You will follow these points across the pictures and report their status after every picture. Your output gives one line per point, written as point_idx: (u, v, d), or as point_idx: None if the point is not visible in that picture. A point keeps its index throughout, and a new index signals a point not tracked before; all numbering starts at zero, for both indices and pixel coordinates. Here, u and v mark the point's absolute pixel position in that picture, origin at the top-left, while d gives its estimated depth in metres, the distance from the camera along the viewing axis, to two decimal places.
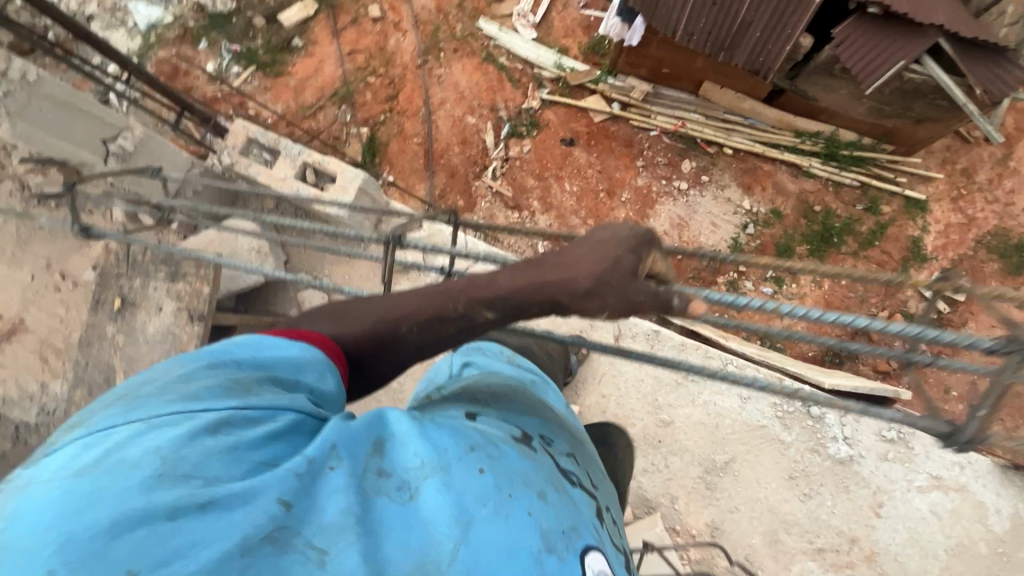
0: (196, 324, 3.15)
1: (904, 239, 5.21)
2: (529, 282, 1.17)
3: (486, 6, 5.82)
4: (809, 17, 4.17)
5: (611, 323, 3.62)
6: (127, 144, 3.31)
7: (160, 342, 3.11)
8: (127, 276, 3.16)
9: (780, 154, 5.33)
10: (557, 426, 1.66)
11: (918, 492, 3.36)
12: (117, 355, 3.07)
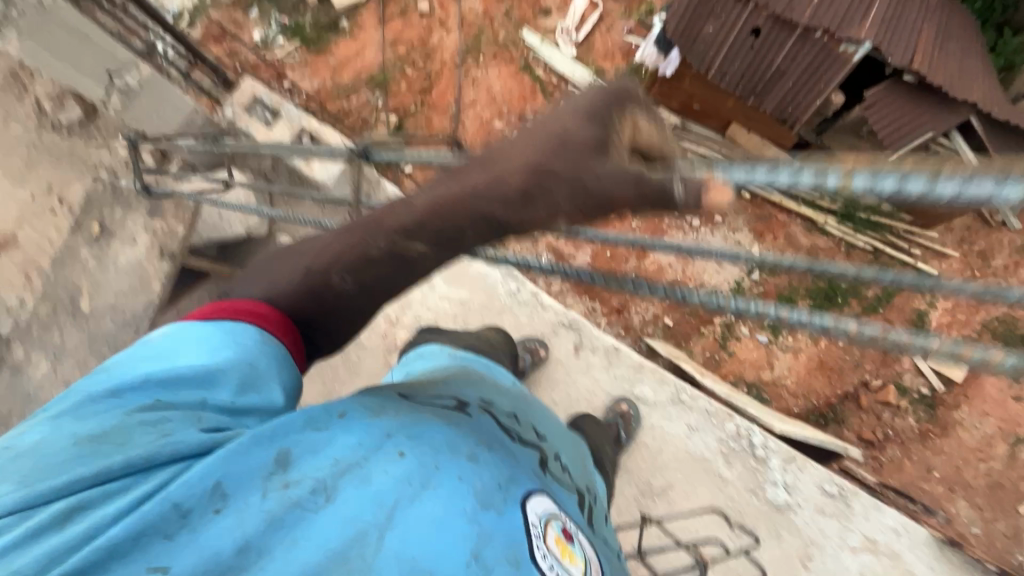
0: (164, 262, 3.33)
1: (909, 310, 5.16)
2: (461, 193, 1.29)
3: (532, 16, 5.94)
4: (842, 75, 4.26)
5: (574, 333, 3.64)
6: (133, 82, 3.33)
7: (128, 274, 3.30)
8: (109, 208, 3.36)
9: (797, 207, 5.28)
10: (498, 394, 1.82)
11: (849, 552, 3.30)
12: (87, 279, 3.27)
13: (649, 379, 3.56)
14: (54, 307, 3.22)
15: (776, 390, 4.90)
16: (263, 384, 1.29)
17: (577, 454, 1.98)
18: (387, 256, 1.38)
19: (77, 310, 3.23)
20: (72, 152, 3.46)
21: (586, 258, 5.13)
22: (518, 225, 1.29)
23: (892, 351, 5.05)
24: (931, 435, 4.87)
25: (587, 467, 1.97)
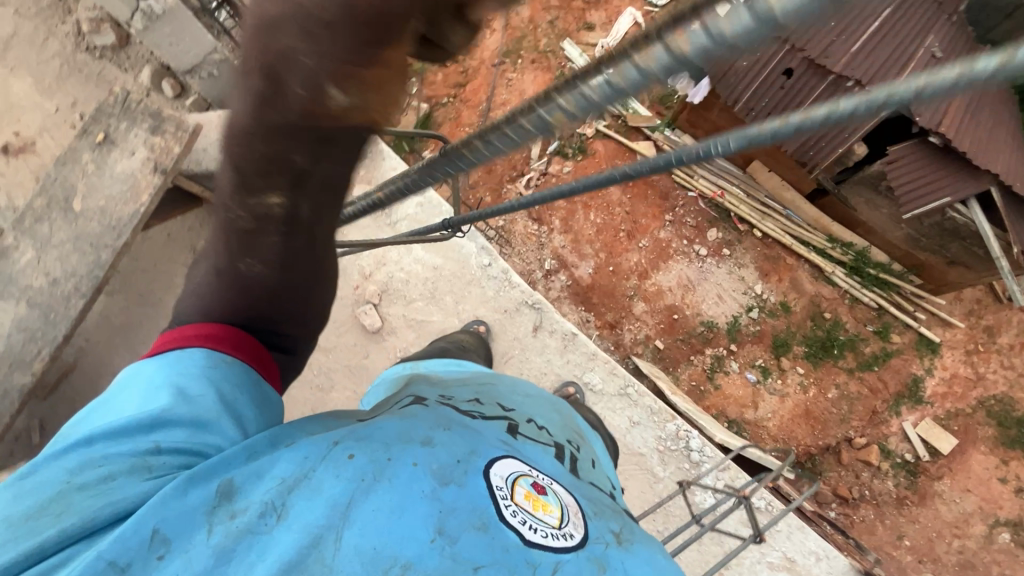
0: (158, 177, 2.67)
1: (905, 374, 5.08)
2: (257, 113, 0.87)
3: (576, 29, 6.04)
4: (867, 127, 4.29)
5: (533, 312, 3.42)
6: (157, 8, 3.08)
7: (121, 182, 2.68)
8: (117, 118, 2.71)
9: (807, 252, 5.29)
10: (455, 385, 1.84)
11: (767, 566, 3.50)
12: (83, 181, 2.69)
13: (601, 368, 3.42)
14: (47, 202, 2.68)
15: (756, 430, 4.86)
16: (215, 421, 1.24)
17: (561, 415, 1.98)
18: (256, 229, 1.19)
19: (70, 209, 2.67)
20: (100, 74, 3.34)
21: (589, 269, 5.18)
22: (335, 124, 0.85)
23: (881, 412, 4.98)
24: (908, 501, 4.82)
25: (570, 422, 1.99)
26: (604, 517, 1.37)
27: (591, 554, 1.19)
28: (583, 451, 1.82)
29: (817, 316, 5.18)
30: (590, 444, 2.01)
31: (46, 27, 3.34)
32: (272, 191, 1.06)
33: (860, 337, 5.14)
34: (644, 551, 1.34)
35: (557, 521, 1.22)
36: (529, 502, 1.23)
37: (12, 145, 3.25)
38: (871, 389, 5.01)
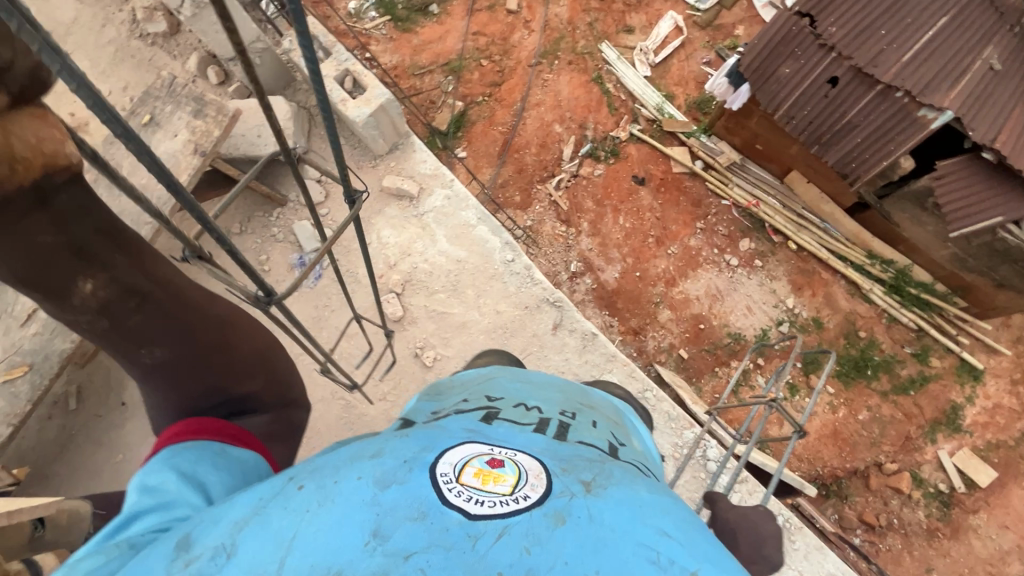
0: (196, 159, 2.74)
1: (943, 400, 4.86)
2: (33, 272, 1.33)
3: (615, 32, 6.02)
4: (916, 140, 4.09)
5: (554, 310, 3.25)
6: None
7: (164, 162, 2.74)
8: (163, 102, 2.82)
9: (843, 267, 5.13)
10: (454, 391, 1.83)
11: None
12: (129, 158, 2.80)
13: (622, 370, 3.19)
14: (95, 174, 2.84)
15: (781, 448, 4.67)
16: (181, 497, 1.13)
17: (563, 391, 1.88)
18: (118, 322, 1.46)
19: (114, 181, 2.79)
20: (150, 60, 3.47)
21: (615, 273, 5.13)
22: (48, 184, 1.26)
23: (915, 438, 4.76)
24: (939, 534, 4.58)
25: (577, 400, 1.84)
26: (584, 471, 1.10)
27: (555, 511, 0.92)
28: (586, 417, 1.69)
29: (852, 334, 5.00)
30: (605, 409, 1.91)
31: (104, 15, 3.52)
32: (85, 277, 1.38)
33: (896, 359, 4.93)
34: (636, 497, 1.06)
35: (512, 485, 0.95)
36: (475, 475, 0.96)
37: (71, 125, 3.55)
38: (906, 414, 4.79)
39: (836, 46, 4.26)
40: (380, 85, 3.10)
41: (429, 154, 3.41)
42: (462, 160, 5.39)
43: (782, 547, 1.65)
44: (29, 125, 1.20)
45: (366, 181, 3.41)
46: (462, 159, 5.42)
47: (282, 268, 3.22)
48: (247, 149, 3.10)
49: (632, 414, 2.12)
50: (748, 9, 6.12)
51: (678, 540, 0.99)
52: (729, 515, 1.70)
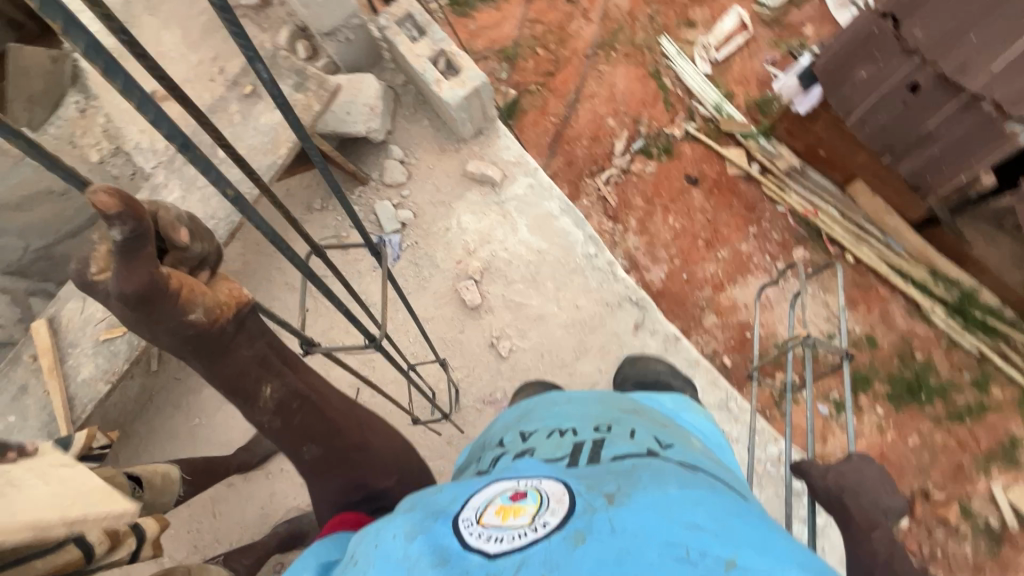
0: (296, 131, 2.89)
1: (1001, 432, 4.59)
2: (224, 383, 1.64)
3: (675, 26, 5.84)
4: (999, 157, 3.91)
5: (635, 310, 3.28)
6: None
7: (266, 134, 2.94)
8: (265, 72, 2.94)
9: (904, 284, 4.89)
10: (494, 437, 1.85)
11: None
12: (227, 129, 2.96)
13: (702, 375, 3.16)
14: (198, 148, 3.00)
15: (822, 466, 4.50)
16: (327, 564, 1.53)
17: (600, 402, 1.83)
18: (283, 420, 1.80)
19: (218, 155, 3.00)
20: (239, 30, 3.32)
21: (661, 273, 5.02)
22: (241, 324, 1.59)
23: (967, 468, 4.54)
24: (986, 570, 4.37)
25: (616, 407, 1.80)
26: (607, 485, 1.23)
27: (576, 531, 1.08)
28: (625, 424, 1.66)
29: (907, 355, 4.77)
30: (651, 415, 1.85)
31: None
32: (265, 383, 1.71)
33: (953, 384, 4.70)
34: (658, 500, 1.18)
35: (532, 516, 1.14)
36: (500, 515, 1.16)
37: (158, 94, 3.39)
38: (959, 442, 4.58)
39: (921, 51, 3.90)
40: (476, 67, 3.06)
41: (514, 142, 3.34)
42: None
43: (898, 489, 1.93)
44: (228, 286, 1.56)
45: (450, 165, 3.46)
46: None
47: (358, 248, 3.36)
48: (337, 123, 3.21)
49: (688, 415, 2.06)
50: (819, 8, 5.85)
51: (706, 533, 1.10)
52: (830, 481, 1.98)
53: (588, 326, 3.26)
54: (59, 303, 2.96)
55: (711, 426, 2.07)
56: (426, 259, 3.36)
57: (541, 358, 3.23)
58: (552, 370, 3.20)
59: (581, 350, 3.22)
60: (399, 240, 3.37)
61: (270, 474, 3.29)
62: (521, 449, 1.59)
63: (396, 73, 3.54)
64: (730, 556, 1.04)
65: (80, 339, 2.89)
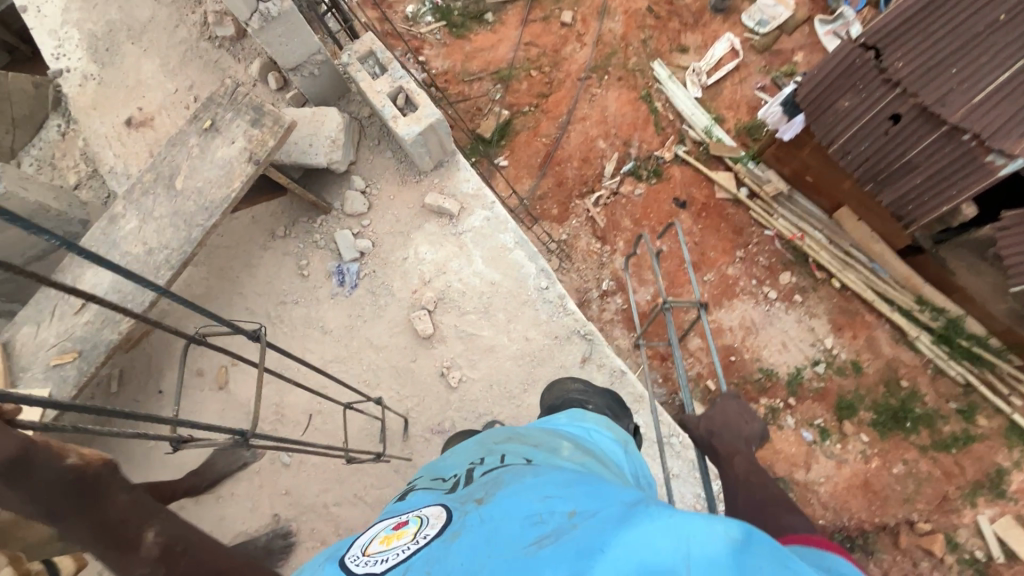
0: (249, 166, 2.78)
1: (987, 462, 4.54)
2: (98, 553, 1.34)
3: (668, 51, 5.94)
4: (981, 188, 3.89)
5: (582, 343, 3.18)
6: (275, 12, 2.92)
7: (219, 167, 2.80)
8: (224, 108, 2.86)
9: (890, 311, 4.92)
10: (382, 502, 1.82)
11: None
12: (187, 163, 2.83)
13: (648, 413, 3.11)
14: (155, 177, 2.84)
15: (805, 493, 4.47)
16: None
17: (477, 439, 1.84)
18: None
19: (173, 186, 2.82)
20: (217, 61, 3.62)
21: (647, 295, 5.06)
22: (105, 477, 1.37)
23: (953, 499, 4.48)
24: None
25: (491, 436, 1.78)
26: (477, 492, 1.33)
27: (451, 531, 1.16)
28: (495, 448, 1.66)
29: (893, 382, 4.77)
30: (530, 437, 1.73)
31: (178, 15, 3.69)
32: (148, 528, 1.41)
33: (939, 413, 4.68)
34: (520, 487, 1.28)
35: (414, 534, 1.23)
36: (385, 542, 1.25)
37: (136, 119, 3.52)
38: (945, 473, 4.53)
39: (902, 82, 4.06)
40: (431, 104, 3.11)
41: (473, 173, 3.38)
42: (502, 169, 5.43)
43: (755, 417, 2.47)
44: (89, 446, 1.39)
45: (409, 197, 3.42)
46: (502, 168, 5.46)
47: (319, 275, 3.31)
48: (298, 155, 3.17)
49: (582, 422, 1.92)
50: (810, 35, 5.95)
51: (558, 496, 1.20)
52: (700, 430, 2.44)
53: (540, 357, 3.14)
54: (12, 327, 2.71)
55: (608, 431, 1.92)
56: (382, 288, 3.29)
57: (490, 389, 3.10)
58: (499, 403, 3.07)
59: (530, 383, 3.10)
60: (356, 268, 3.31)
61: (219, 499, 2.99)
62: (405, 493, 1.65)
63: (362, 105, 3.51)
64: (574, 507, 1.15)
65: (32, 364, 2.63)
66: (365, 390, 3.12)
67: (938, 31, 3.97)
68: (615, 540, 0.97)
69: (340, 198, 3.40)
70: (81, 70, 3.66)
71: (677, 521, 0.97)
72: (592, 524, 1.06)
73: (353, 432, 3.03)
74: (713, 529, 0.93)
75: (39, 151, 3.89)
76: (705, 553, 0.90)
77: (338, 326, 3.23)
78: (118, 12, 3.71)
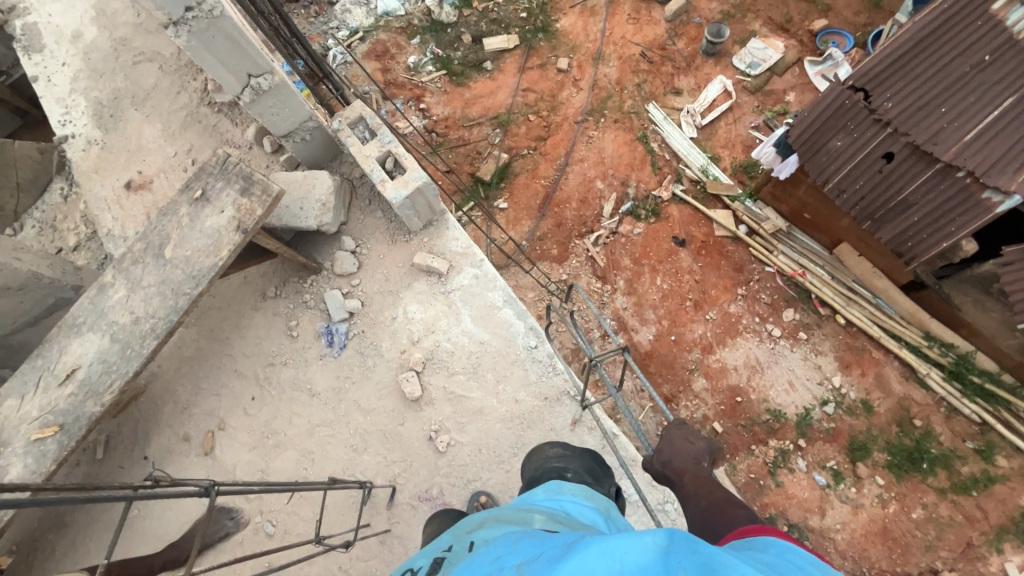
0: (238, 235, 2.81)
1: (1011, 505, 4.34)
2: None
3: (663, 93, 6.09)
4: (979, 226, 3.85)
5: (575, 404, 3.10)
6: (265, 86, 2.98)
7: (208, 237, 2.85)
8: (215, 177, 2.92)
9: (897, 347, 4.83)
10: None
11: None
12: (177, 232, 2.89)
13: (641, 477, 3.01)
14: (145, 246, 2.89)
15: (820, 541, 4.29)
16: None
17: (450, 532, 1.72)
18: None
19: (162, 256, 2.86)
20: (215, 125, 3.74)
21: (649, 334, 5.02)
22: None
23: (978, 545, 4.27)
24: None
25: (459, 527, 1.66)
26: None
27: None
28: (462, 538, 1.56)
29: (905, 422, 4.64)
30: (501, 513, 1.65)
31: (181, 81, 3.86)
32: None
33: (956, 454, 4.53)
34: (471, 562, 1.30)
35: None
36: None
37: (135, 182, 3.62)
38: (966, 517, 4.34)
39: (892, 121, 4.13)
40: (420, 169, 3.18)
41: (462, 232, 3.45)
42: (502, 212, 5.50)
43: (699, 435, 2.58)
44: None
45: (399, 256, 3.46)
46: (501, 210, 5.53)
47: (308, 334, 3.32)
48: (289, 219, 3.22)
49: (560, 495, 1.77)
50: (801, 76, 6.10)
51: (508, 553, 1.26)
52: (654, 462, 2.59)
53: (536, 412, 3.09)
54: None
55: (590, 502, 1.78)
56: (370, 348, 3.28)
57: (480, 453, 3.03)
58: (488, 466, 3.00)
59: (519, 447, 3.03)
60: (345, 329, 3.31)
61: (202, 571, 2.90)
62: None
63: (353, 165, 3.63)
64: (521, 558, 1.21)
65: (14, 437, 2.59)
66: (361, 439, 3.10)
67: (926, 71, 4.06)
68: (556, 571, 1.09)
69: (331, 258, 3.44)
70: (85, 136, 3.80)
71: (611, 544, 1.12)
72: (536, 565, 1.16)
73: (338, 502, 2.98)
74: (643, 540, 1.12)
75: (42, 214, 3.99)
76: (637, 561, 1.07)
77: (325, 388, 3.21)
78: (123, 80, 3.91)
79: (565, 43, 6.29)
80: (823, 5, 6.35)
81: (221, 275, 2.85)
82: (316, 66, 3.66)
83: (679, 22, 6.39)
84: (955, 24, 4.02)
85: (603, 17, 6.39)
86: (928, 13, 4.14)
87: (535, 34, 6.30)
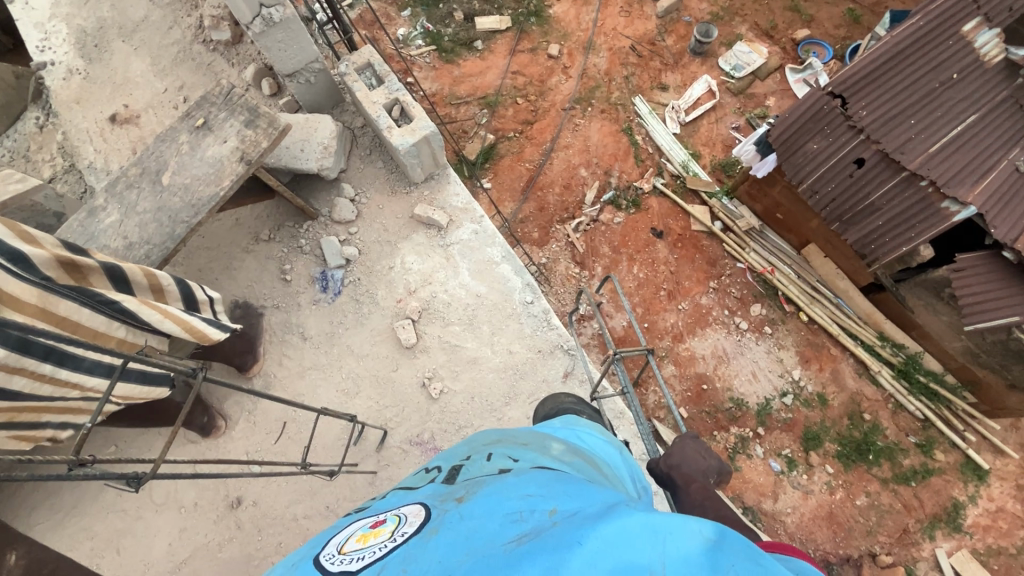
0: (241, 166, 2.76)
1: (945, 496, 4.71)
2: None
3: (649, 88, 6.18)
4: (937, 233, 4.06)
5: (567, 357, 3.19)
6: (277, 18, 2.89)
7: (210, 165, 2.78)
8: (218, 108, 2.87)
9: (853, 345, 5.10)
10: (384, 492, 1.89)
11: None
12: (176, 159, 2.81)
13: (630, 428, 3.19)
14: (141, 172, 2.81)
15: (772, 523, 4.51)
16: None
17: (469, 444, 1.86)
18: None
19: (159, 182, 2.78)
20: (210, 64, 3.63)
21: (623, 320, 5.11)
22: None
23: (913, 532, 4.60)
24: None
25: (481, 439, 1.85)
26: (457, 492, 1.36)
27: (429, 528, 1.17)
28: (483, 449, 1.72)
29: (856, 416, 4.92)
30: (518, 438, 1.80)
31: (174, 17, 3.71)
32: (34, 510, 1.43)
33: (900, 447, 4.84)
34: (500, 486, 1.31)
35: (393, 531, 1.26)
36: (362, 541, 1.28)
37: (120, 116, 3.49)
38: (905, 505, 4.66)
39: (865, 129, 4.33)
40: (427, 117, 3.12)
41: (463, 188, 3.45)
42: (485, 191, 5.46)
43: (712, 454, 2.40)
44: None
45: (399, 207, 3.44)
46: (486, 190, 5.48)
47: (303, 279, 3.27)
48: (289, 160, 3.15)
49: (574, 426, 2.03)
50: (781, 82, 6.30)
51: (539, 494, 1.25)
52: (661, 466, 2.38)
53: (521, 377, 3.13)
54: None
55: (600, 435, 2.03)
56: (364, 296, 3.26)
57: (472, 401, 3.09)
58: (480, 415, 3.06)
59: (512, 396, 3.09)
60: (341, 275, 3.29)
61: (183, 509, 2.95)
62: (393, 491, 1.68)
63: (356, 115, 3.59)
64: (555, 507, 1.19)
65: None
66: (334, 404, 3.06)
67: (899, 84, 4.27)
68: (592, 533, 1.01)
69: (328, 208, 3.38)
70: (66, 64, 3.62)
71: (658, 521, 1.02)
72: (572, 520, 1.10)
73: (318, 448, 3.00)
74: (690, 527, 1.02)
75: (14, 142, 3.77)
76: (684, 550, 0.97)
77: (319, 332, 3.19)
78: (110, 10, 3.74)
79: (556, 30, 6.30)
80: (806, 15, 6.56)
81: (220, 206, 2.77)
82: (325, 10, 3.59)
83: (669, 20, 6.50)
84: (927, 42, 4.27)
85: (595, 7, 6.42)
86: (904, 29, 4.33)
87: (528, 18, 6.28)
